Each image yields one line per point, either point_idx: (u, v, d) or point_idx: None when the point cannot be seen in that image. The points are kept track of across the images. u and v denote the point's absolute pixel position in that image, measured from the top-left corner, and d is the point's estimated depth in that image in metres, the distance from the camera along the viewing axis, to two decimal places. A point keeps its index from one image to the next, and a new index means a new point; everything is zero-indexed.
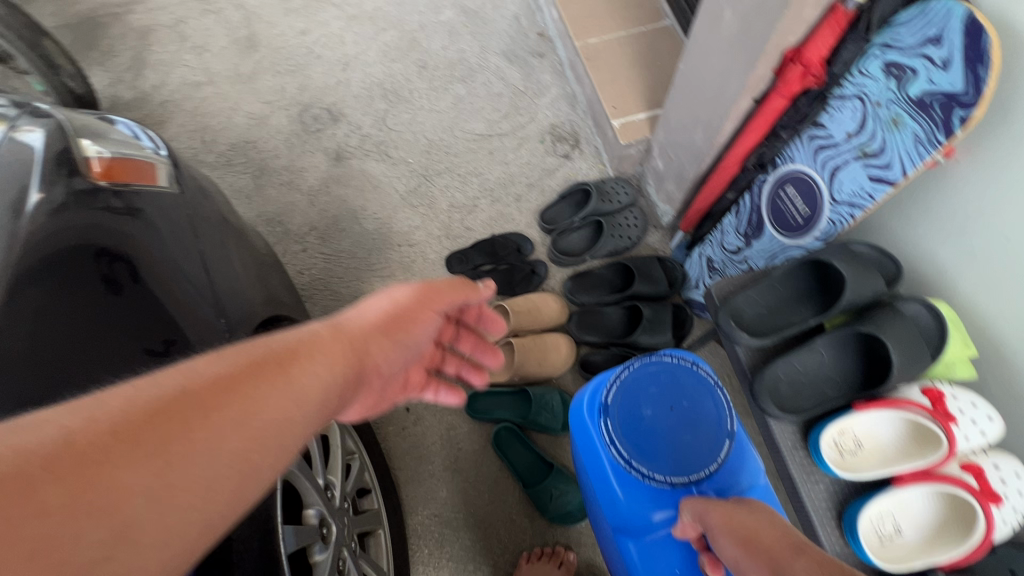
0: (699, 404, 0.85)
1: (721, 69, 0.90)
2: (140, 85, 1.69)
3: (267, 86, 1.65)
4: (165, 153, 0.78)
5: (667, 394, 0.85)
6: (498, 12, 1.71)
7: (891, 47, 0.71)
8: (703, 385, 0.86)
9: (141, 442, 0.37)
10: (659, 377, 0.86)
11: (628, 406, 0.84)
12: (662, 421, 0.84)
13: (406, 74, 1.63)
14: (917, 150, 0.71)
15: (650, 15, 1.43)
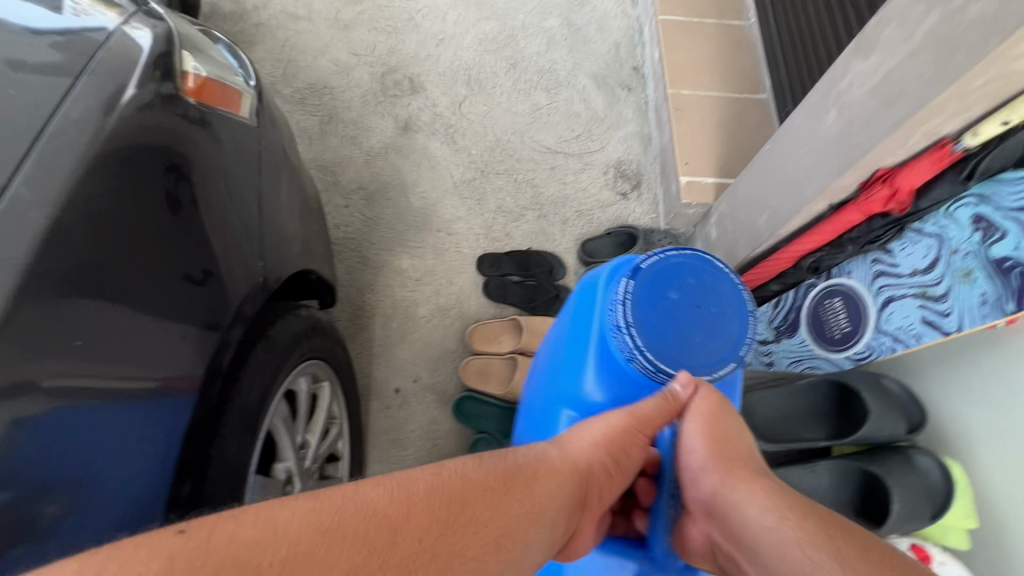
0: (728, 318, 0.74)
1: (807, 164, 0.88)
2: (242, 1, 1.72)
3: (360, 39, 1.67)
4: (253, 86, 0.80)
5: (702, 291, 0.74)
6: (601, 36, 1.71)
7: (988, 201, 0.69)
8: (739, 303, 0.75)
9: (432, 513, 0.52)
10: (704, 274, 0.75)
11: (654, 282, 0.74)
12: (684, 310, 0.73)
13: (494, 68, 1.64)
14: (981, 309, 0.69)
15: (748, 86, 1.42)
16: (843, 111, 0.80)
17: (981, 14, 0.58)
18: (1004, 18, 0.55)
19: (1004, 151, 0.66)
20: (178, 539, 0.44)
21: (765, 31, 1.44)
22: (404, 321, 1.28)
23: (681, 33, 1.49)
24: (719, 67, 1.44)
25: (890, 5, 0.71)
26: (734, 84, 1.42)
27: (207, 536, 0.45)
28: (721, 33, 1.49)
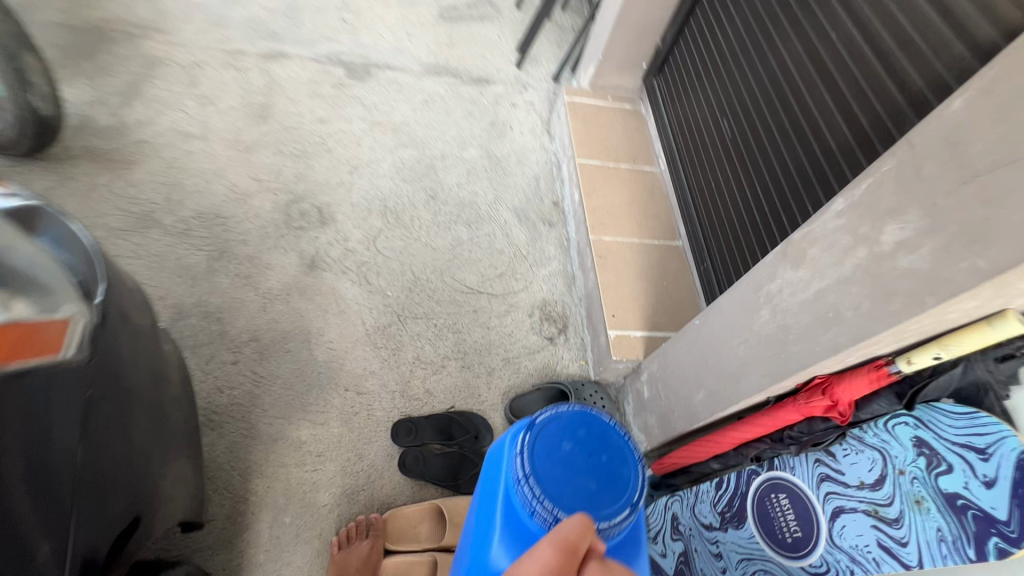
0: (617, 464, 0.83)
1: (742, 357, 0.86)
2: (123, 114, 1.52)
3: (263, 163, 1.53)
4: (97, 302, 0.64)
5: (592, 442, 0.84)
6: (522, 169, 1.72)
7: (928, 426, 0.68)
8: (626, 455, 0.83)
9: None
10: (593, 426, 0.85)
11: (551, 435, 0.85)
12: (580, 461, 0.81)
13: (413, 200, 1.56)
14: (939, 547, 0.64)
15: (665, 232, 1.45)
16: (776, 315, 0.78)
17: (913, 267, 0.57)
18: (938, 281, 0.54)
19: (940, 383, 0.65)
20: None
21: (676, 183, 1.50)
22: (301, 512, 1.07)
23: (600, 179, 1.53)
24: (637, 212, 1.47)
25: (814, 225, 0.72)
26: (651, 230, 1.45)
27: None
28: (636, 179, 1.55)
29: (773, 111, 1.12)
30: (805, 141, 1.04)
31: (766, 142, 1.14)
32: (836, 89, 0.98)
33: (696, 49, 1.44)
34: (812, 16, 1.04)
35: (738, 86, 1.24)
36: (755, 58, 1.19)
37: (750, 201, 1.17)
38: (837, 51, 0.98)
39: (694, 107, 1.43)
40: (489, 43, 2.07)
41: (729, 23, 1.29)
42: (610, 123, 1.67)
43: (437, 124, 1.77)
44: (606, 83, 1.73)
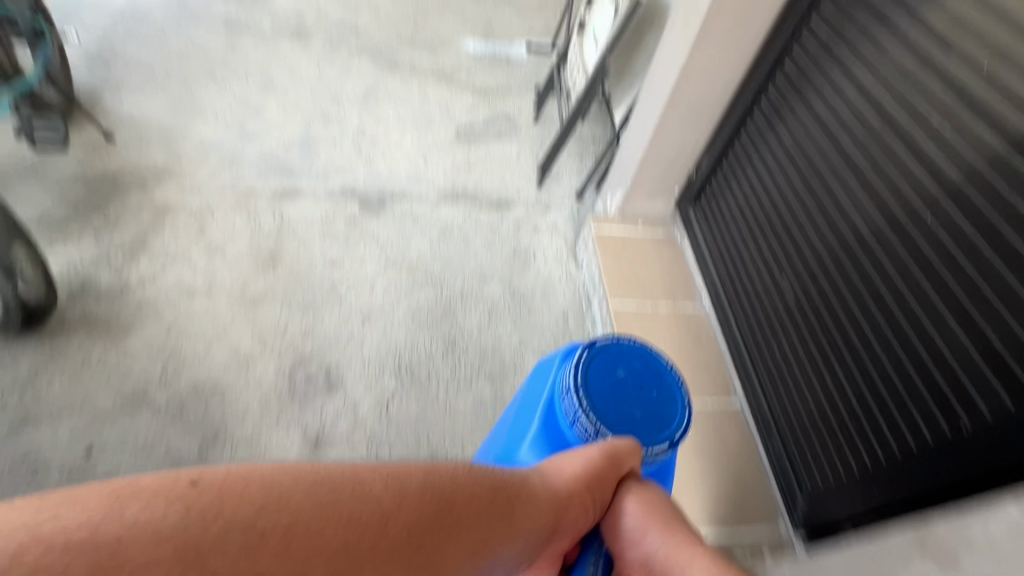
0: (665, 403, 0.71)
1: None
2: (126, 271, 1.44)
3: (270, 318, 1.42)
4: None
5: (646, 375, 0.72)
6: (547, 304, 1.58)
7: None
8: (679, 391, 0.72)
9: (359, 546, 0.38)
10: (650, 360, 0.73)
11: (606, 358, 0.76)
12: (633, 387, 0.69)
13: (430, 350, 1.42)
14: None
15: (719, 392, 1.26)
16: None
17: None
18: None
19: None
20: (188, 493, 0.34)
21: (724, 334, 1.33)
22: None
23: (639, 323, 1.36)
24: (684, 366, 1.29)
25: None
26: (703, 389, 1.25)
27: (210, 496, 0.35)
28: (678, 322, 1.38)
29: (856, 288, 0.97)
30: (904, 336, 0.87)
31: (850, 322, 0.98)
32: (944, 282, 0.82)
33: (743, 192, 1.32)
34: (900, 190, 0.91)
35: (807, 248, 1.10)
36: (826, 221, 1.06)
37: (835, 388, 0.99)
38: (941, 237, 0.83)
39: (744, 254, 1.29)
40: (507, 161, 2.01)
41: (789, 174, 1.18)
42: (643, 253, 1.54)
43: (455, 256, 1.66)
44: (637, 209, 1.61)
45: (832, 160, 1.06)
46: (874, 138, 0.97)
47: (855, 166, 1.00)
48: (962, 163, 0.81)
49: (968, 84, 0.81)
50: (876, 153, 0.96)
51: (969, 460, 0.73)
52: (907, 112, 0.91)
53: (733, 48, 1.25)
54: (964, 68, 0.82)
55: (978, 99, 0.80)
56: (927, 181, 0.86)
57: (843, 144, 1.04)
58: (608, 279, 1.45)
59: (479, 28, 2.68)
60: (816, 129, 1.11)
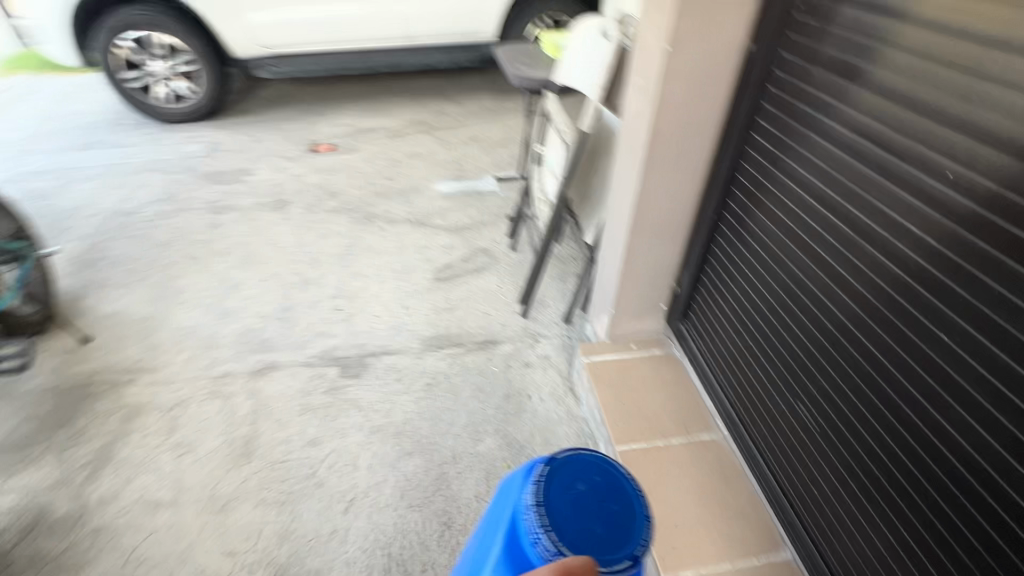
0: (627, 516, 0.76)
1: None
2: (86, 493, 1.33)
3: (242, 525, 1.27)
4: None
5: (607, 490, 0.78)
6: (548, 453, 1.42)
7: None
8: (638, 505, 0.78)
9: None
10: (609, 473, 0.80)
11: (564, 473, 0.78)
12: (590, 504, 0.76)
13: (423, 535, 1.25)
14: None
15: (767, 547, 1.09)
16: None
17: None
18: None
19: None
20: None
21: (755, 469, 1.19)
22: None
23: (655, 469, 1.21)
24: (716, 514, 1.13)
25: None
26: (743, 543, 1.09)
27: None
28: (698, 459, 1.23)
29: (889, 422, 0.84)
30: (963, 484, 0.72)
31: (888, 464, 0.85)
32: (985, 417, 0.69)
33: (736, 310, 1.24)
34: (900, 308, 0.81)
35: (822, 374, 0.99)
36: (833, 343, 0.96)
37: (903, 548, 0.82)
38: (963, 361, 0.72)
39: (758, 379, 1.18)
40: (489, 296, 1.97)
41: (778, 291, 1.10)
42: (642, 381, 1.42)
43: (443, 412, 1.54)
44: (625, 331, 1.52)
45: (818, 276, 0.99)
46: (852, 252, 0.90)
47: (843, 282, 0.92)
48: (954, 275, 0.72)
49: (933, 188, 0.74)
50: (860, 267, 0.88)
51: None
52: (877, 222, 0.84)
53: (682, 170, 1.25)
54: (918, 169, 0.77)
55: (945, 204, 0.73)
56: (925, 297, 0.77)
57: (820, 263, 0.98)
58: (610, 418, 1.32)
59: (448, 169, 2.82)
60: (792, 245, 1.05)
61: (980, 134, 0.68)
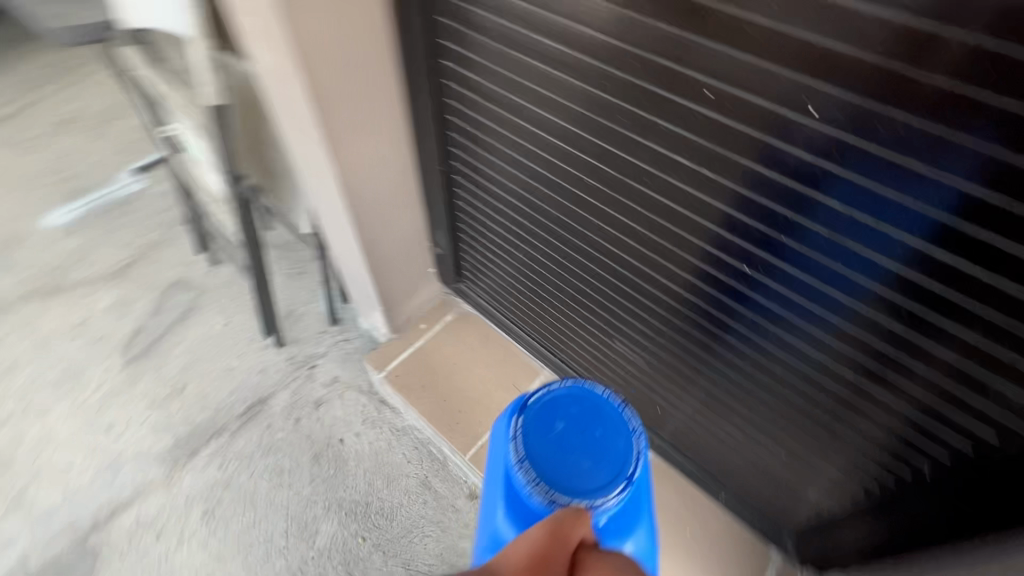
0: (613, 438, 0.67)
1: None
2: None
3: None
4: None
5: (587, 418, 0.68)
6: (397, 493, 1.22)
7: None
8: (623, 423, 0.68)
9: None
10: (586, 399, 0.70)
11: (542, 415, 0.68)
12: (575, 440, 0.66)
13: None
14: None
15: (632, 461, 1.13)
16: None
17: None
18: None
19: None
20: None
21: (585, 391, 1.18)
22: None
23: None
24: None
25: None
26: None
27: None
28: None
29: (708, 342, 0.83)
30: (799, 383, 0.76)
31: (719, 375, 0.86)
32: (809, 331, 0.69)
33: (511, 260, 1.08)
34: (690, 242, 0.73)
35: (627, 310, 0.92)
36: (626, 280, 0.87)
37: (756, 434, 0.88)
38: (775, 288, 0.68)
39: (563, 321, 1.10)
40: (221, 343, 1.46)
41: (544, 237, 0.95)
42: (453, 362, 1.27)
43: (251, 534, 1.18)
44: (408, 315, 1.31)
45: (584, 219, 0.85)
46: (617, 192, 0.76)
47: (618, 224, 0.80)
48: (742, 209, 0.64)
49: (688, 108, 0.60)
50: (633, 205, 0.75)
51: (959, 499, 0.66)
52: (636, 158, 0.69)
53: (378, 133, 0.92)
54: (650, 102, 0.62)
55: (707, 127, 0.59)
56: (716, 232, 0.69)
57: (582, 203, 0.83)
58: (442, 425, 1.19)
59: (48, 183, 1.85)
60: (542, 190, 0.87)
61: (733, 36, 0.51)
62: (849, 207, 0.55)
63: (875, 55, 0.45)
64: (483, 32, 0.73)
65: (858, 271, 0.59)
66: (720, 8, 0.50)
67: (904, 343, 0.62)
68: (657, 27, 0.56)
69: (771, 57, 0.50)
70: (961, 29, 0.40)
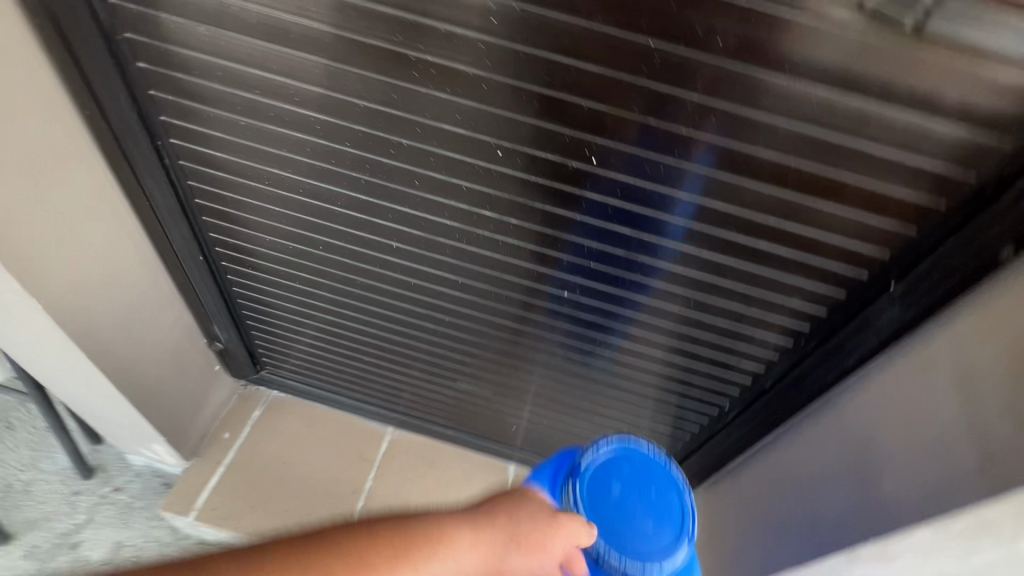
0: (670, 496, 0.57)
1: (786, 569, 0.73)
2: None
3: None
4: None
5: (640, 477, 0.57)
6: None
7: None
8: (674, 476, 0.58)
9: None
10: (636, 454, 0.58)
11: (593, 479, 0.56)
12: (634, 504, 0.56)
13: None
14: None
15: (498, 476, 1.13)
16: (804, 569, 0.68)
17: None
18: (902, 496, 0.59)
19: None
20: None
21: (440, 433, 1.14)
22: None
23: None
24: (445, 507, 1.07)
25: (885, 543, 0.57)
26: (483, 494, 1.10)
27: None
28: (399, 475, 1.09)
29: (541, 360, 0.88)
30: (624, 373, 0.84)
31: (559, 382, 0.92)
32: (626, 333, 0.76)
33: (317, 331, 0.97)
34: (505, 279, 0.73)
35: (460, 350, 0.91)
36: (448, 324, 0.86)
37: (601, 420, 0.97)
38: (589, 302, 0.73)
39: (397, 374, 1.03)
40: None
41: (349, 301, 0.87)
42: (279, 462, 1.08)
43: None
44: (202, 427, 1.07)
45: (390, 277, 0.79)
46: (420, 247, 0.72)
47: (426, 275, 0.77)
48: (548, 247, 0.67)
49: (472, 163, 0.59)
50: (439, 256, 0.73)
51: (757, 428, 0.82)
52: (438, 217, 0.67)
53: (110, 237, 0.71)
54: (441, 165, 0.61)
55: (494, 180, 0.61)
56: (525, 269, 0.71)
57: (387, 263, 0.77)
58: None
59: None
60: (334, 257, 0.78)
61: (499, 98, 0.53)
62: (637, 232, 0.62)
63: (632, 112, 0.51)
64: (223, 107, 0.62)
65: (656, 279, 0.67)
66: (492, 77, 0.51)
67: (697, 325, 0.72)
68: (431, 96, 0.55)
69: (539, 113, 0.53)
70: (688, 89, 0.48)
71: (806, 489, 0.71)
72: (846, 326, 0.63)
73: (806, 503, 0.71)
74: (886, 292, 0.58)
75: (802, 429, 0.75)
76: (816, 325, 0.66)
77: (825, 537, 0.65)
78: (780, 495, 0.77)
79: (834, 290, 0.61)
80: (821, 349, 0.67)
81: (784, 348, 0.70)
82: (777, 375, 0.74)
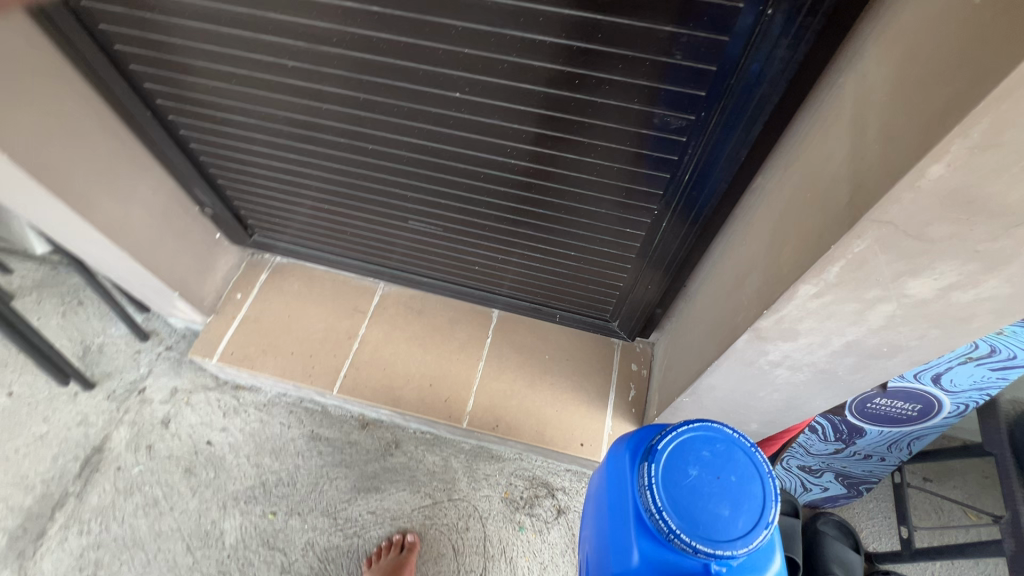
0: (750, 484, 0.60)
1: (718, 371, 0.72)
2: None
3: None
4: None
5: (719, 463, 0.61)
6: (290, 459, 1.19)
7: (979, 359, 0.72)
8: (755, 465, 0.62)
9: None
10: (716, 442, 0.63)
11: (671, 462, 0.61)
12: (714, 487, 0.59)
13: None
14: (996, 371, 0.74)
15: (481, 319, 1.18)
16: (727, 356, 0.67)
17: (940, 287, 0.45)
18: None
19: None
20: None
21: (423, 284, 1.19)
22: None
23: (374, 368, 1.14)
24: (432, 344, 1.16)
25: (782, 311, 0.55)
26: (467, 333, 1.17)
27: None
28: (390, 322, 1.18)
29: (472, 179, 0.86)
30: (548, 188, 0.83)
31: (499, 207, 0.91)
32: (538, 137, 0.74)
33: (280, 179, 1.02)
34: (401, 69, 0.71)
35: (397, 174, 0.91)
36: (383, 143, 0.85)
37: (552, 252, 0.97)
38: (491, 83, 0.69)
39: (359, 220, 1.06)
40: (10, 420, 1.23)
41: (290, 133, 0.89)
42: (285, 315, 1.19)
43: (149, 574, 1.08)
44: (216, 289, 1.20)
45: (310, 92, 0.79)
46: (311, 52, 0.73)
47: (339, 79, 0.76)
48: (421, 36, 0.66)
49: None
50: (332, 50, 0.72)
51: (693, 227, 0.79)
52: (310, 19, 0.68)
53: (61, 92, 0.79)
54: None
55: None
56: (417, 65, 0.70)
57: (291, 75, 0.78)
58: (299, 376, 1.14)
59: None
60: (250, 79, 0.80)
61: None
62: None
63: None
64: None
65: (531, 58, 0.64)
66: None
67: (598, 116, 0.68)
68: None
69: None
70: None
71: (734, 279, 0.69)
72: (741, 77, 0.57)
73: (733, 293, 0.69)
74: (770, 23, 0.52)
75: (722, 209, 0.74)
76: (711, 86, 0.60)
77: (741, 317, 0.63)
78: (717, 294, 0.76)
79: (717, 36, 0.55)
80: (725, 116, 0.61)
81: (687, 125, 0.65)
82: (687, 163, 0.70)
